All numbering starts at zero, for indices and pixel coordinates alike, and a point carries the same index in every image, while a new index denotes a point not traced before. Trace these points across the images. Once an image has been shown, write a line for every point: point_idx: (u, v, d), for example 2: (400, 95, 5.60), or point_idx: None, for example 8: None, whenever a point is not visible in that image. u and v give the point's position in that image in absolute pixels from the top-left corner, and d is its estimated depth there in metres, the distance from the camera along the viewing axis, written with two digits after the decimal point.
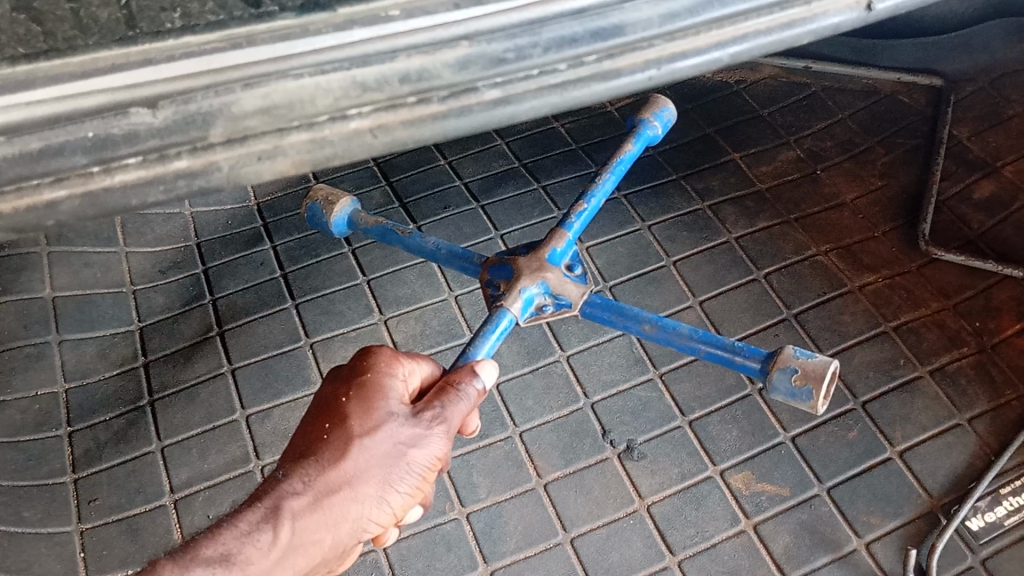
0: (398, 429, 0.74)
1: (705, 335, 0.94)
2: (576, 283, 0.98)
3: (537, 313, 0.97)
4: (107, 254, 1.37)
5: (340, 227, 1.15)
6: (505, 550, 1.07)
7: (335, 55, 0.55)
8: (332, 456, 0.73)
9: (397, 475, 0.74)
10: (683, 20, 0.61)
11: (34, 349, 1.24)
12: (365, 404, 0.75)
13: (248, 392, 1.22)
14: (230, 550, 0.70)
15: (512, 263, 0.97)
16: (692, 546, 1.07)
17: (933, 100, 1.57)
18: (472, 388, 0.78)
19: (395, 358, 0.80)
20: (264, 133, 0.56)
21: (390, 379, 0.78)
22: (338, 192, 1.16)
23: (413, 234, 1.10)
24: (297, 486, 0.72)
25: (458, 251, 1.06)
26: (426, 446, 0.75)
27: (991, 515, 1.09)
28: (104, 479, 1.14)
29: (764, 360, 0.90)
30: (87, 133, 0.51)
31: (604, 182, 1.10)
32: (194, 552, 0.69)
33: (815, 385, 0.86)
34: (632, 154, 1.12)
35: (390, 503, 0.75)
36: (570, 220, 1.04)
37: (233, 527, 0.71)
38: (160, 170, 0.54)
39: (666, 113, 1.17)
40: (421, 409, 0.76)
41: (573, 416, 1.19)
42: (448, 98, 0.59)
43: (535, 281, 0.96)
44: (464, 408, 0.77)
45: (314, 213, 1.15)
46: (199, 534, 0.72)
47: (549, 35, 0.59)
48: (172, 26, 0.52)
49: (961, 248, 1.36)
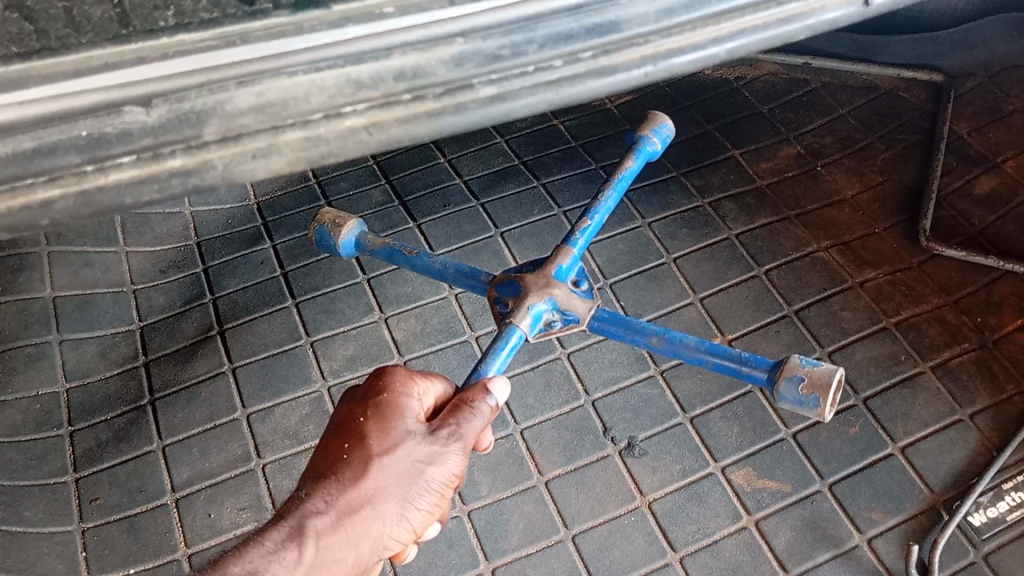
0: (415, 447, 0.74)
1: (712, 346, 0.94)
2: (583, 299, 0.98)
3: (546, 329, 0.97)
4: (107, 255, 1.37)
5: (348, 249, 1.14)
6: (506, 548, 1.07)
7: (329, 53, 0.55)
8: (351, 475, 0.73)
9: (416, 493, 0.74)
10: (679, 16, 0.61)
11: (35, 349, 1.24)
12: (382, 423, 0.75)
13: (249, 390, 1.22)
14: (257, 567, 0.70)
15: (519, 281, 0.97)
16: (693, 542, 1.07)
17: (933, 96, 1.56)
18: (485, 405, 0.78)
19: (410, 377, 0.80)
20: (259, 131, 0.55)
21: (406, 399, 0.78)
22: (345, 214, 1.15)
23: (420, 255, 1.10)
24: (319, 505, 0.72)
25: (465, 270, 1.06)
26: (443, 464, 0.75)
27: (993, 510, 1.08)
28: (105, 479, 1.14)
29: (771, 370, 0.90)
30: (81, 132, 0.51)
31: (607, 199, 1.10)
32: (223, 568, 0.69)
33: (821, 393, 0.86)
34: (633, 171, 1.12)
35: (410, 521, 0.75)
36: (575, 238, 1.04)
37: (259, 545, 0.71)
38: (154, 168, 0.54)
39: (666, 130, 1.16)
40: (437, 427, 0.76)
41: (574, 413, 1.19)
42: (444, 95, 0.58)
43: (542, 298, 0.96)
44: (478, 425, 0.77)
45: (322, 236, 1.13)
46: (227, 552, 0.72)
47: (544, 31, 0.59)
48: (165, 24, 0.52)
49: (963, 243, 1.35)
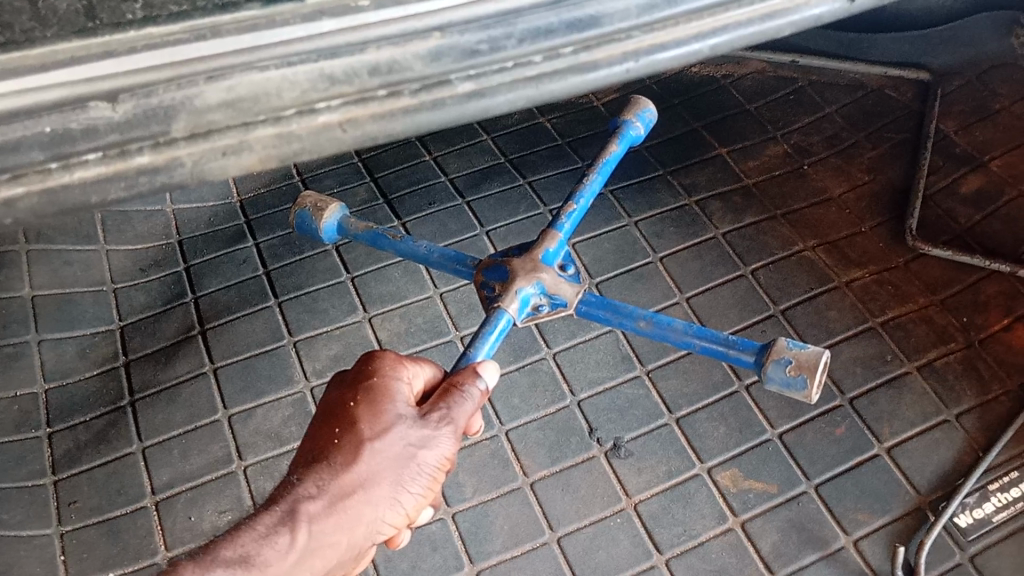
0: (407, 431, 0.73)
1: (700, 330, 0.93)
2: (570, 283, 0.97)
3: (533, 314, 0.96)
4: (86, 253, 1.35)
5: (330, 234, 1.13)
6: (491, 550, 1.06)
7: (303, 47, 0.54)
8: (343, 459, 0.72)
9: (408, 476, 0.73)
10: (661, 12, 0.60)
11: (13, 349, 1.22)
12: (373, 408, 0.74)
13: (231, 391, 1.21)
14: (249, 552, 0.69)
15: (506, 265, 0.96)
16: (679, 544, 1.06)
17: (920, 94, 1.55)
18: (475, 388, 0.78)
19: (399, 362, 0.79)
20: (229, 128, 0.54)
21: (396, 383, 0.77)
22: (327, 198, 1.14)
23: (405, 239, 1.08)
24: (312, 490, 0.71)
25: (451, 255, 1.05)
26: (435, 447, 0.74)
27: (979, 511, 1.08)
28: (83, 481, 1.12)
29: (758, 353, 0.90)
30: (44, 128, 0.49)
31: (591, 183, 1.09)
32: (214, 553, 0.68)
33: (808, 374, 0.86)
34: (616, 155, 1.11)
35: (403, 505, 0.73)
36: (560, 221, 1.03)
37: (251, 529, 0.70)
38: (121, 166, 0.52)
39: (649, 114, 1.15)
40: (428, 411, 0.75)
41: (559, 414, 1.18)
42: (420, 91, 0.57)
43: (530, 281, 0.95)
44: (469, 408, 0.77)
45: (303, 220, 1.12)
46: (218, 536, 0.71)
47: (524, 26, 0.58)
48: (133, 17, 0.50)
49: (949, 242, 1.35)
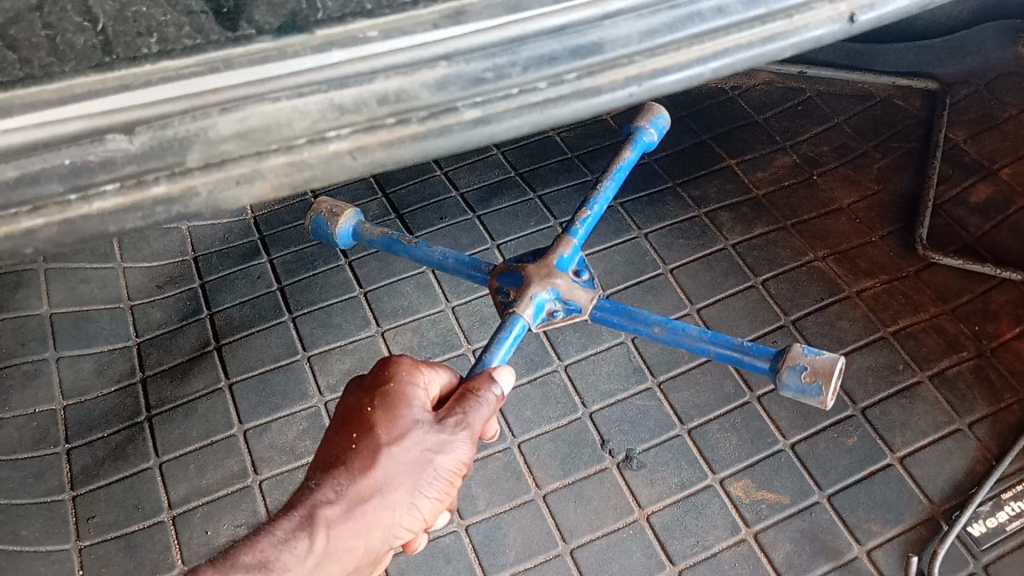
0: (423, 435, 0.74)
1: (715, 336, 0.94)
2: (585, 288, 0.98)
3: (548, 319, 0.96)
4: (103, 270, 1.37)
5: (345, 238, 1.14)
6: (504, 563, 1.07)
7: (313, 78, 0.55)
8: (361, 464, 0.72)
9: (425, 481, 0.74)
10: (663, 36, 0.61)
11: (32, 367, 1.24)
12: (390, 413, 0.75)
13: (246, 406, 1.22)
14: (268, 557, 0.70)
15: (521, 271, 0.97)
16: (692, 555, 1.07)
17: (928, 103, 1.56)
18: (491, 394, 0.79)
19: (415, 367, 0.80)
20: (242, 157, 0.55)
21: (412, 389, 0.78)
22: (341, 204, 1.15)
23: (419, 244, 1.10)
24: (329, 495, 0.71)
25: (465, 260, 1.06)
26: (451, 452, 0.75)
27: (993, 520, 1.08)
28: (101, 496, 1.14)
29: (772, 360, 0.91)
30: (63, 160, 0.51)
31: (604, 190, 1.09)
32: (234, 558, 0.69)
33: (824, 380, 0.86)
34: (630, 161, 1.12)
35: (420, 509, 0.74)
36: (575, 227, 1.04)
37: (270, 534, 0.71)
38: (138, 196, 0.54)
39: (661, 121, 1.16)
40: (445, 416, 0.76)
41: (571, 426, 1.19)
42: (427, 118, 0.58)
43: (545, 287, 0.96)
44: (485, 413, 0.78)
45: (318, 225, 1.13)
46: (237, 542, 0.72)
47: (527, 53, 0.59)
48: (149, 51, 0.51)
49: (959, 251, 1.35)
